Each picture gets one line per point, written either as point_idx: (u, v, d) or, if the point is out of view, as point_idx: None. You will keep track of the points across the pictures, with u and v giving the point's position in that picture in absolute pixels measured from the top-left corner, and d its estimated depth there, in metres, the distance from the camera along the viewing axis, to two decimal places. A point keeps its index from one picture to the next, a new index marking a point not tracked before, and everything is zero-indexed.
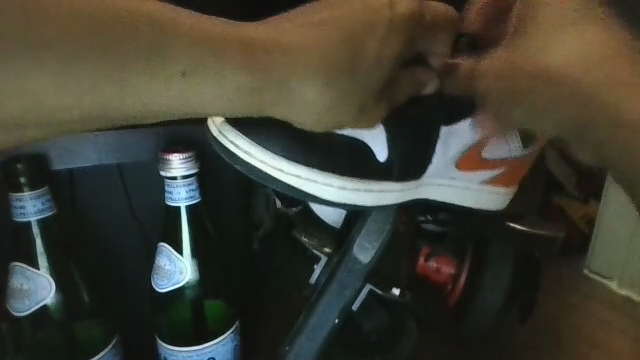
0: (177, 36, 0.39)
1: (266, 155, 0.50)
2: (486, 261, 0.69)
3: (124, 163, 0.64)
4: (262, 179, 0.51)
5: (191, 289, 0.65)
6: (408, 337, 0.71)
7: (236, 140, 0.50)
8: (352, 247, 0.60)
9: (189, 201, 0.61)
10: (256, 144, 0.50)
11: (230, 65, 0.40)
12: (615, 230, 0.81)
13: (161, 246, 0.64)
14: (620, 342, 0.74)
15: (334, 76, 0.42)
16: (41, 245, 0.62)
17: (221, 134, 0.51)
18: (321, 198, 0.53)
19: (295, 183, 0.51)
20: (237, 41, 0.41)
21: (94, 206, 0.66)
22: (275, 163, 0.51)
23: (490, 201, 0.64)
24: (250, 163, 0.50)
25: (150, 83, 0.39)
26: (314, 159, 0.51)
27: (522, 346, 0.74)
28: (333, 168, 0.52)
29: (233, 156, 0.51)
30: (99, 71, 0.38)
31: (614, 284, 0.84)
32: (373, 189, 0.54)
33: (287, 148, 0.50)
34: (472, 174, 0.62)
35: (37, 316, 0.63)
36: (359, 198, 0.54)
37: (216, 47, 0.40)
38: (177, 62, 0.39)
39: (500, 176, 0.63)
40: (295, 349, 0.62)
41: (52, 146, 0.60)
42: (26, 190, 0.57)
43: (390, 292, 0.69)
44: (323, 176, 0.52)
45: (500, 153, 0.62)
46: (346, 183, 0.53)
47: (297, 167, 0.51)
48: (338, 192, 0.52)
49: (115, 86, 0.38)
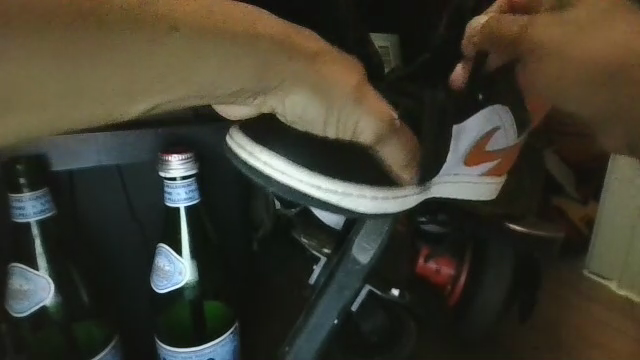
0: (181, 27, 0.37)
1: (302, 172, 0.49)
2: (485, 262, 0.69)
3: (123, 164, 0.64)
4: (300, 199, 0.49)
5: (191, 290, 0.65)
6: (408, 337, 0.72)
7: (269, 160, 0.49)
8: (352, 248, 0.60)
9: (188, 202, 0.61)
10: (290, 162, 0.49)
11: (233, 55, 0.39)
12: (616, 230, 0.81)
13: (161, 246, 0.64)
14: (620, 341, 0.74)
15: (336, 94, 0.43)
16: (41, 245, 0.61)
17: (252, 155, 0.49)
18: (357, 211, 0.51)
19: (337, 198, 0.50)
20: (242, 34, 0.39)
21: (93, 207, 0.66)
22: (312, 180, 0.49)
23: (486, 192, 0.66)
24: (285, 182, 0.49)
25: (159, 78, 0.38)
26: (348, 172, 0.50)
27: (523, 345, 0.75)
28: (365, 178, 0.51)
29: (267, 177, 0.49)
30: (100, 59, 0.35)
31: (613, 284, 0.83)
32: (400, 195, 0.53)
33: (320, 163, 0.49)
34: (476, 168, 0.63)
35: (37, 317, 0.63)
36: (390, 207, 0.53)
37: (218, 34, 0.38)
38: (175, 62, 0.37)
39: (495, 167, 0.65)
40: (295, 349, 0.62)
41: (51, 146, 0.60)
42: (25, 191, 0.57)
43: (389, 293, 0.69)
44: (358, 188, 0.51)
45: (499, 144, 0.63)
46: (378, 192, 0.52)
47: (332, 182, 0.50)
48: (373, 202, 0.51)
49: (119, 77, 0.37)
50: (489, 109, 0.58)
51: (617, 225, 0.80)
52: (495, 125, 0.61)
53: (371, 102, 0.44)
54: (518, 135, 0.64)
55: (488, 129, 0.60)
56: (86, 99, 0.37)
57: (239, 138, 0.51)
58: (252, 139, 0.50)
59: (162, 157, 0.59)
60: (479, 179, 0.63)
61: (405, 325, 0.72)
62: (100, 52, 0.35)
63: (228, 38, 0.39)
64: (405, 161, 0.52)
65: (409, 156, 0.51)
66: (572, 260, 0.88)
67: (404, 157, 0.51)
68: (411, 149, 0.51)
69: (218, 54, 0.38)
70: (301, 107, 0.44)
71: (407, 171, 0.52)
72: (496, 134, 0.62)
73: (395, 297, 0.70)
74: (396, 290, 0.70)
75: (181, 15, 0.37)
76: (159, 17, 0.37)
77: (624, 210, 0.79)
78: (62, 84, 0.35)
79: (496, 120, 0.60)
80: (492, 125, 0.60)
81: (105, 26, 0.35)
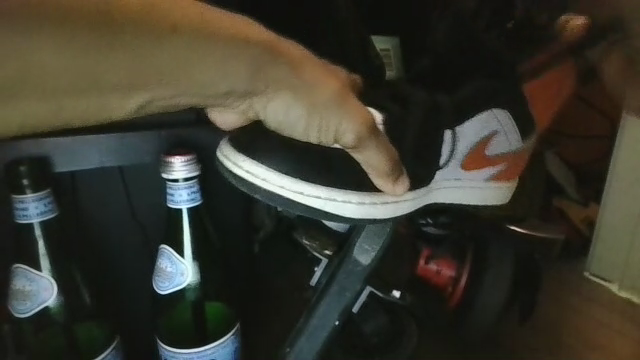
0: (175, 27, 0.38)
1: (284, 179, 0.51)
2: (486, 264, 0.69)
3: (125, 165, 0.64)
4: (283, 205, 0.51)
5: (192, 291, 0.66)
6: (408, 337, 0.73)
7: (252, 168, 0.51)
8: (352, 249, 0.60)
9: (189, 204, 0.62)
10: (273, 170, 0.51)
11: (228, 50, 0.40)
12: (616, 233, 0.81)
13: (163, 247, 0.65)
14: (621, 343, 0.74)
15: (317, 101, 0.44)
16: (44, 247, 0.62)
17: (236, 165, 0.51)
18: (343, 216, 0.53)
19: (322, 204, 0.52)
20: (234, 33, 0.41)
21: (94, 209, 0.66)
22: (295, 187, 0.51)
23: (499, 195, 0.67)
24: (268, 190, 0.51)
25: (161, 72, 0.38)
26: (332, 179, 0.52)
27: (522, 346, 0.75)
28: (349, 185, 0.53)
29: (250, 185, 0.51)
30: (106, 58, 0.36)
31: (614, 286, 0.83)
32: (389, 201, 0.55)
33: (304, 171, 0.51)
34: (478, 173, 0.64)
35: (38, 317, 0.63)
36: (377, 212, 0.54)
37: (209, 34, 0.39)
38: (175, 55, 0.38)
39: (503, 171, 0.66)
40: (295, 350, 0.63)
41: (53, 147, 0.60)
42: (28, 192, 0.58)
43: (390, 295, 0.69)
44: (341, 194, 0.53)
45: (501, 149, 0.65)
46: (364, 198, 0.54)
47: (316, 189, 0.52)
48: (359, 207, 0.53)
49: (126, 73, 0.37)
50: (485, 113, 0.60)
51: (618, 227, 0.80)
52: (493, 130, 0.62)
53: (352, 106, 0.45)
54: (522, 139, 0.66)
55: (485, 133, 0.62)
56: (90, 89, 0.37)
57: (225, 149, 0.53)
58: (237, 150, 0.52)
59: (164, 158, 0.59)
60: (486, 184, 0.65)
61: (406, 328, 0.73)
62: (103, 43, 0.36)
63: (221, 37, 0.40)
64: (389, 171, 0.51)
65: (391, 168, 0.50)
66: (573, 261, 0.88)
67: (387, 166, 0.50)
68: (394, 159, 0.51)
69: (212, 51, 0.39)
70: (278, 109, 0.44)
71: (390, 181, 0.52)
72: (496, 139, 0.63)
73: (395, 298, 0.69)
74: (397, 291, 0.70)
75: (176, 16, 0.39)
76: (158, 18, 0.38)
77: (625, 213, 0.79)
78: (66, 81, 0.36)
79: (493, 123, 0.62)
80: (490, 129, 0.62)
81: (104, 24, 0.36)
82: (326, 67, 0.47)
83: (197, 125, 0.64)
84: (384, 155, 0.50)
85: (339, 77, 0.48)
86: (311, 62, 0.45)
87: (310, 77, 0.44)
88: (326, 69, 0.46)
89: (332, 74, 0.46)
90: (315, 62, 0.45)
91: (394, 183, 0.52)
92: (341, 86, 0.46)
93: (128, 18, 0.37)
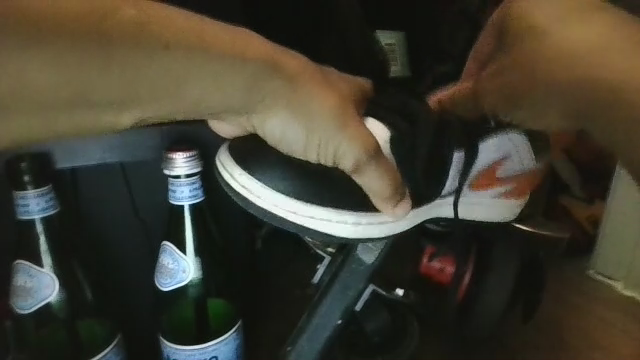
0: (165, 35, 0.39)
1: (278, 198, 0.51)
2: (491, 260, 0.69)
3: (126, 160, 0.64)
4: (275, 222, 0.52)
5: (195, 287, 0.66)
6: (410, 337, 0.72)
7: (247, 184, 0.51)
8: (356, 248, 0.60)
9: (192, 200, 0.61)
10: (269, 187, 0.51)
11: (222, 60, 0.41)
12: (621, 232, 0.81)
13: (164, 244, 0.65)
14: (621, 341, 0.74)
15: (310, 119, 0.44)
16: (45, 243, 0.62)
17: (232, 177, 0.52)
18: (337, 237, 0.53)
19: (316, 224, 0.52)
20: (222, 42, 0.41)
21: (95, 203, 0.65)
22: (288, 206, 0.51)
23: (504, 214, 0.66)
24: (261, 206, 0.51)
25: (155, 70, 0.39)
26: (328, 199, 0.52)
27: (525, 345, 0.74)
28: (346, 207, 0.52)
29: (245, 200, 0.51)
30: (99, 66, 0.38)
31: (619, 284, 0.83)
32: (386, 221, 0.54)
33: (300, 191, 0.51)
34: (488, 191, 0.63)
35: (38, 313, 0.63)
36: (373, 232, 0.54)
37: (200, 47, 0.40)
38: (166, 74, 0.39)
39: (512, 189, 0.65)
40: (297, 348, 0.62)
41: (53, 145, 0.60)
42: (29, 188, 0.58)
43: (393, 293, 0.70)
44: (336, 214, 0.52)
45: (512, 169, 0.63)
46: (360, 219, 0.53)
47: (310, 208, 0.52)
48: (354, 227, 0.53)
49: (121, 73, 0.38)
50: (501, 136, 0.59)
51: (625, 226, 0.80)
52: (506, 153, 0.61)
53: (352, 126, 0.45)
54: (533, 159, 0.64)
55: (498, 156, 0.60)
56: (84, 102, 0.39)
57: (225, 159, 0.53)
58: (234, 161, 0.52)
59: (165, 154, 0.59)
60: (493, 201, 0.64)
61: (408, 327, 0.73)
62: (93, 54, 0.37)
63: (215, 49, 0.41)
64: (389, 194, 0.50)
65: (393, 190, 0.50)
66: (578, 260, 0.88)
67: (388, 190, 0.50)
68: (396, 183, 0.50)
69: (205, 65, 0.40)
70: (276, 127, 0.45)
71: (390, 204, 0.52)
72: (508, 161, 0.62)
73: (397, 296, 0.70)
74: (400, 289, 0.71)
75: (170, 34, 0.39)
76: (150, 34, 0.39)
77: (630, 213, 0.79)
78: (61, 85, 0.38)
79: (507, 147, 0.60)
80: (502, 153, 0.60)
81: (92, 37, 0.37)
82: (331, 83, 0.47)
83: (197, 126, 0.64)
84: (385, 178, 0.49)
85: (341, 92, 0.47)
86: (309, 74, 0.45)
87: (305, 91, 0.44)
88: (330, 82, 0.46)
89: (335, 89, 0.46)
90: (309, 73, 0.45)
91: (394, 205, 0.52)
92: (343, 102, 0.45)
93: (120, 33, 0.38)
